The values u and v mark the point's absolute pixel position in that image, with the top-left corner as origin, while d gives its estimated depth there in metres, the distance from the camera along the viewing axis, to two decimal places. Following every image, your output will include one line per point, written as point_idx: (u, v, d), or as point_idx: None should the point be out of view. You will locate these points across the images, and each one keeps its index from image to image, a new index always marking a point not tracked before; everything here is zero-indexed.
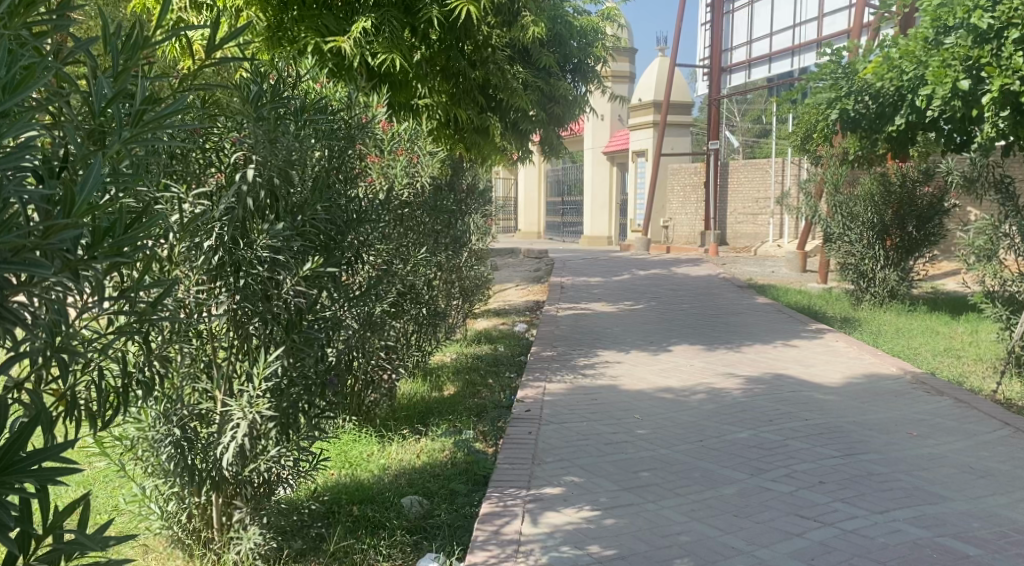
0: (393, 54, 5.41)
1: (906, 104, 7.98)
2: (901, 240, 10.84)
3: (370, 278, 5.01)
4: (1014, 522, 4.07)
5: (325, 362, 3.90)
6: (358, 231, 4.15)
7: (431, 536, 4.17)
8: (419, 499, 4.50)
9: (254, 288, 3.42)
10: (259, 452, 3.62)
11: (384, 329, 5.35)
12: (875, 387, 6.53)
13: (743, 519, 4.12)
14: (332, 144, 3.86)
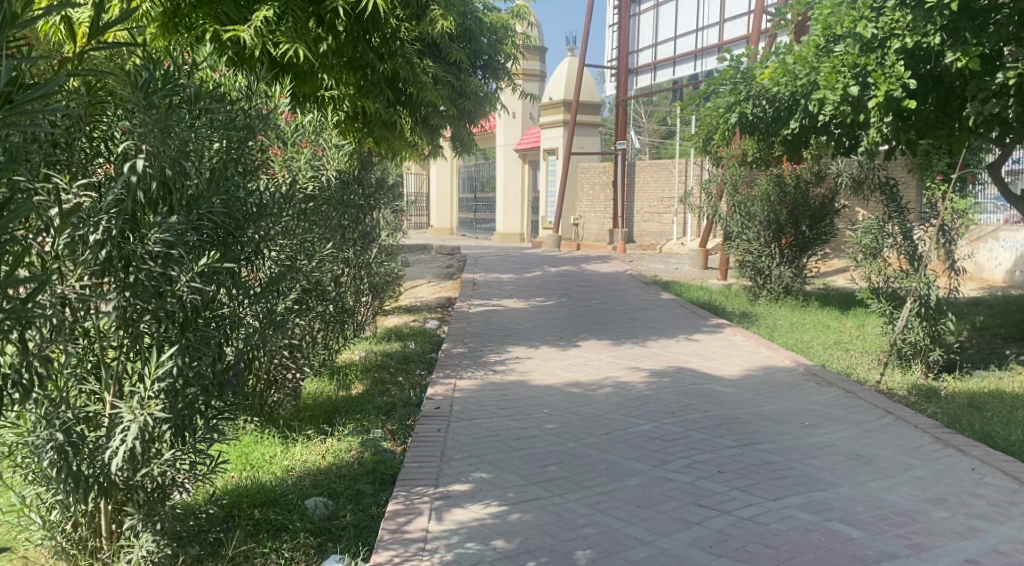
0: (296, 45, 5.27)
1: (800, 109, 8.30)
2: (795, 239, 11.30)
3: (272, 273, 4.96)
4: (894, 505, 4.28)
5: (223, 361, 3.73)
6: (258, 226, 3.95)
7: (336, 538, 4.08)
8: (324, 501, 4.40)
9: (145, 285, 3.28)
10: (152, 456, 3.46)
11: (289, 326, 5.22)
12: (770, 379, 6.77)
13: (645, 509, 4.20)
14: (232, 135, 3.71)
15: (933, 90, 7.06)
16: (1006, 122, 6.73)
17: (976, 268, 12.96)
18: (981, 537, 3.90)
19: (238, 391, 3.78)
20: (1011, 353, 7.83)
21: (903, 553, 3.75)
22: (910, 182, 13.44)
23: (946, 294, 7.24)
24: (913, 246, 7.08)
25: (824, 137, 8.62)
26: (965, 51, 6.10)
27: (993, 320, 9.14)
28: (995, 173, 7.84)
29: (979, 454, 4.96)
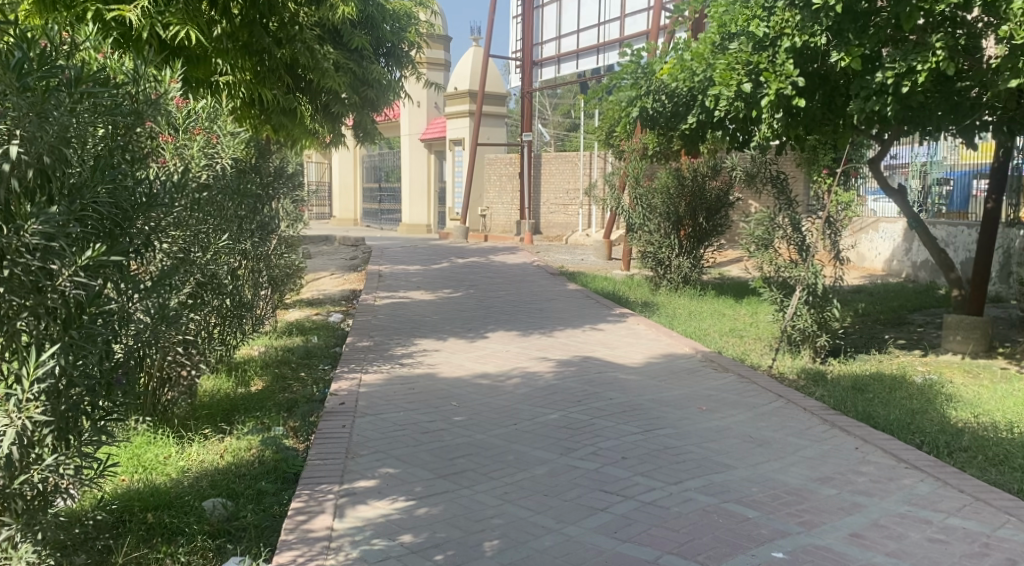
0: (187, 27, 4.95)
1: (697, 105, 8.56)
2: (693, 230, 11.63)
3: (163, 266, 4.84)
4: (786, 484, 4.52)
5: (112, 359, 3.64)
6: (148, 217, 3.78)
7: (235, 539, 4.02)
8: (222, 502, 4.32)
9: (21, 280, 3.10)
10: (31, 462, 3.29)
11: (182, 321, 5.10)
12: (670, 367, 7.01)
13: (552, 498, 4.30)
14: (117, 122, 3.58)
15: (820, 88, 7.34)
16: (885, 118, 7.14)
17: (858, 258, 13.74)
18: (863, 512, 4.17)
19: (128, 391, 3.69)
20: (890, 338, 8.35)
21: (794, 530, 3.96)
22: (799, 176, 14.10)
23: (832, 282, 7.63)
24: (801, 238, 7.41)
25: (720, 131, 8.91)
26: (848, 52, 6.44)
27: (874, 307, 9.71)
28: (875, 168, 8.31)
29: (861, 433, 5.28)
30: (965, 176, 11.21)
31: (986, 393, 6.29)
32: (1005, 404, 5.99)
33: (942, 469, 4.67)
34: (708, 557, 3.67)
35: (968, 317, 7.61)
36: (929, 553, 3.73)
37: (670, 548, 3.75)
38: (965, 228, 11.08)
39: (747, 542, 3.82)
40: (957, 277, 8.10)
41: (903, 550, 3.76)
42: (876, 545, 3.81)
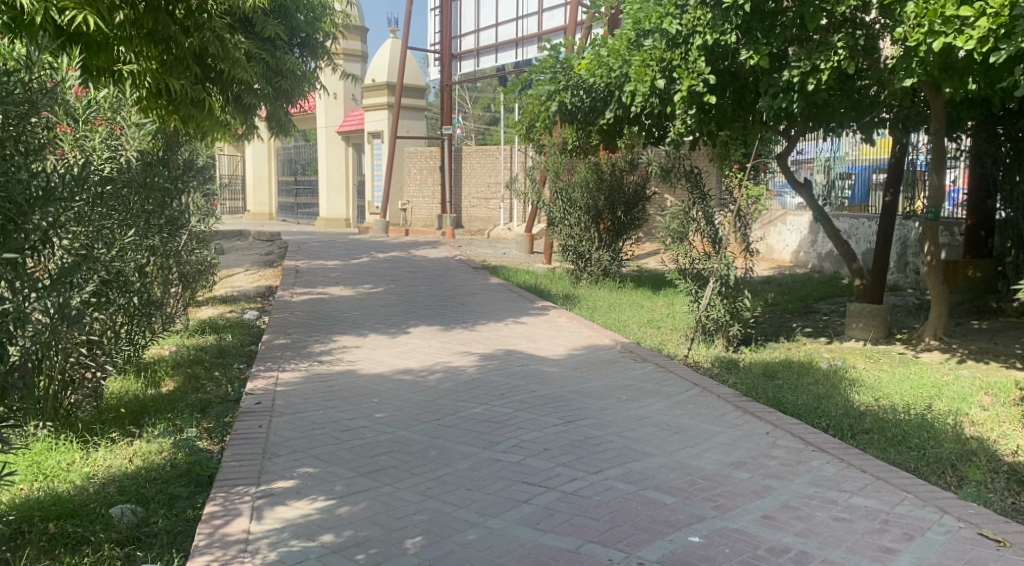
0: (84, 12, 4.57)
1: (614, 101, 8.67)
2: (612, 224, 11.78)
3: (61, 263, 4.67)
4: (702, 470, 4.65)
5: (6, 362, 3.47)
6: (44, 212, 3.65)
7: (145, 546, 3.90)
8: (131, 508, 4.18)
9: None
10: None
11: (82, 321, 4.90)
12: (590, 358, 7.10)
13: (475, 491, 4.32)
14: (7, 113, 3.44)
15: (730, 85, 7.48)
16: (791, 115, 7.40)
17: (767, 250, 14.20)
18: (774, 494, 4.33)
19: (24, 397, 3.54)
20: (797, 326, 8.67)
21: (710, 515, 4.08)
22: (712, 170, 14.55)
23: (743, 273, 7.86)
24: (714, 231, 7.59)
25: (636, 127, 9.05)
26: (756, 50, 6.64)
27: (783, 296, 10.05)
28: (783, 163, 8.59)
29: (772, 418, 5.47)
30: (866, 170, 11.71)
31: (886, 377, 6.60)
32: (903, 387, 6.30)
33: (846, 451, 4.89)
34: (628, 544, 3.75)
35: (869, 305, 7.96)
36: (835, 531, 3.90)
37: (590, 536, 3.82)
38: (867, 220, 11.58)
39: (665, 527, 3.92)
40: (858, 268, 8.46)
41: (810, 530, 3.92)
42: (786, 526, 3.96)
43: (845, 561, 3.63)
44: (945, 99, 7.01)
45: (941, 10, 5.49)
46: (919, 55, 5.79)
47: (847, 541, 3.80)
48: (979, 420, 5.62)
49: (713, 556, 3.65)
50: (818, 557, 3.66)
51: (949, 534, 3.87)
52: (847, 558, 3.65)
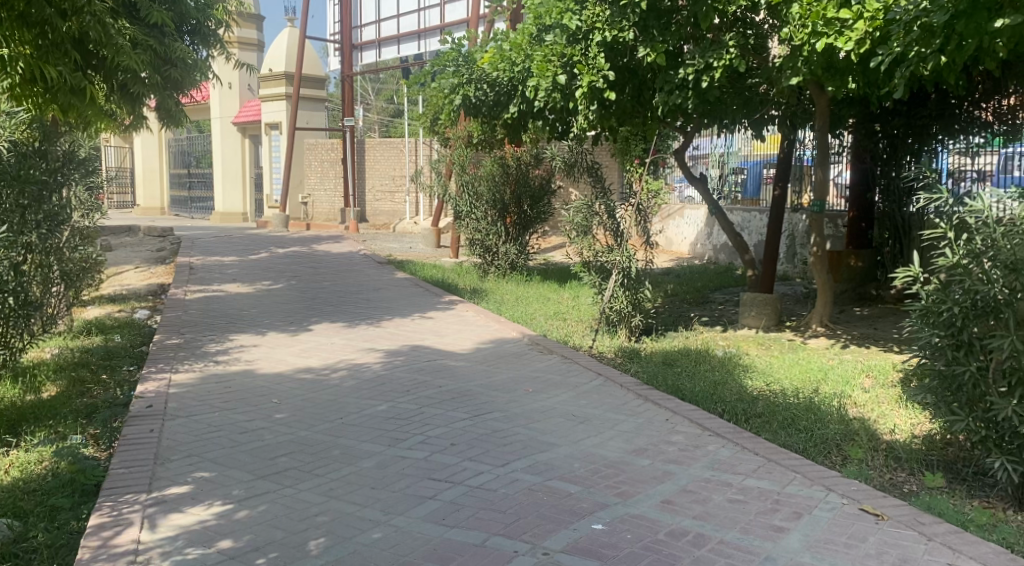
0: None
1: (518, 95, 8.72)
2: (518, 218, 11.85)
3: None
4: (605, 458, 4.76)
5: None
6: None
7: (23, 562, 3.71)
8: (7, 523, 3.97)
9: None
10: None
11: None
12: (496, 351, 7.14)
13: (379, 490, 4.29)
14: None
15: (629, 82, 7.64)
16: (687, 112, 7.61)
17: (666, 243, 14.59)
18: (674, 479, 4.46)
19: None
20: (695, 316, 8.93)
21: (612, 502, 4.17)
22: (613, 165, 14.91)
23: (643, 265, 8.04)
24: (616, 224, 7.72)
25: (540, 122, 9.13)
26: (653, 47, 6.80)
27: (682, 287, 10.34)
28: (680, 158, 8.82)
29: (671, 406, 5.63)
30: (756, 166, 12.13)
31: (777, 362, 6.89)
32: (792, 372, 6.60)
33: (740, 434, 5.09)
34: (533, 535, 3.80)
35: (761, 294, 8.28)
36: (730, 513, 4.05)
37: (496, 529, 3.85)
38: (759, 213, 12.05)
39: (569, 517, 3.99)
40: (751, 259, 8.79)
41: (707, 512, 4.06)
42: (684, 510, 4.09)
43: (739, 541, 3.78)
44: (827, 97, 7.35)
45: (822, 12, 5.77)
46: (804, 55, 6.06)
47: (741, 522, 3.96)
48: (860, 401, 5.95)
49: (615, 542, 3.74)
50: (714, 538, 3.80)
51: (834, 511, 4.08)
52: (741, 538, 3.80)
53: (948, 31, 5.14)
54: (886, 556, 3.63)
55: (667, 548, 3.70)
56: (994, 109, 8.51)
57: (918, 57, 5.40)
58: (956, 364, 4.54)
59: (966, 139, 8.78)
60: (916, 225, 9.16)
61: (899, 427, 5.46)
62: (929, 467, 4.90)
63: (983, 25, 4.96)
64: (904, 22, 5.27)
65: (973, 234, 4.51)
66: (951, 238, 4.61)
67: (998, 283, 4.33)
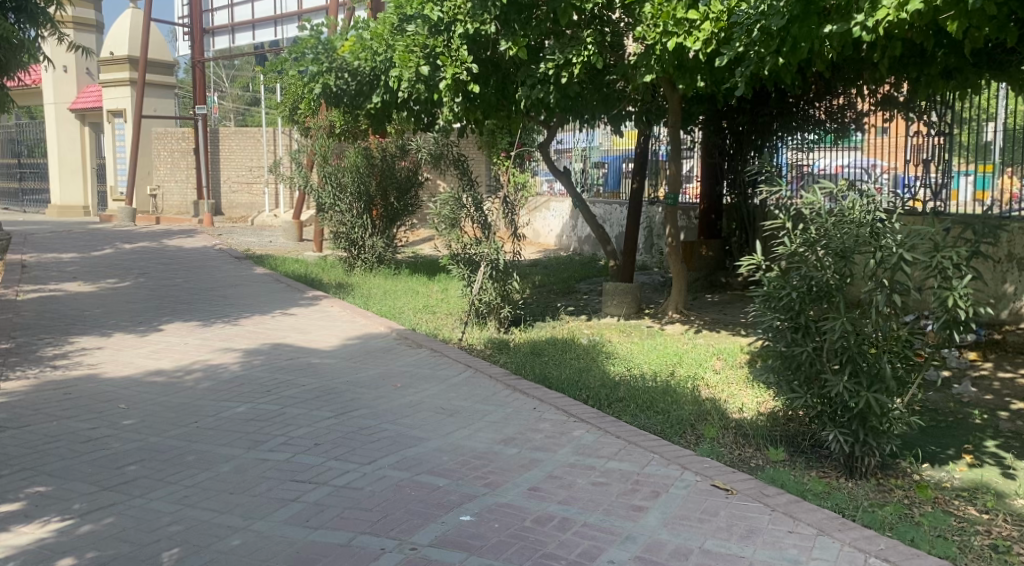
0: None
1: (381, 85, 8.55)
2: (384, 210, 11.67)
3: None
4: (473, 450, 4.78)
5: None
6: None
7: None
8: None
9: None
10: None
11: None
12: (363, 347, 7.03)
13: (238, 495, 4.14)
14: None
15: (493, 75, 7.60)
16: (549, 106, 7.71)
17: (535, 234, 14.83)
18: (540, 466, 4.54)
19: None
20: (561, 306, 9.09)
21: (480, 492, 4.20)
22: (480, 158, 15.06)
23: (511, 257, 8.11)
24: (483, 217, 7.73)
25: (404, 112, 9.02)
26: (514, 41, 6.86)
27: (549, 278, 10.50)
28: (545, 151, 8.96)
29: (538, 394, 5.72)
30: (616, 160, 12.51)
31: (638, 348, 7.13)
32: (652, 356, 6.86)
33: (603, 419, 5.23)
34: (401, 530, 3.77)
35: (622, 283, 8.53)
36: (593, 495, 4.17)
37: (363, 527, 3.80)
38: (620, 205, 12.40)
39: (436, 510, 3.98)
40: (613, 249, 9.04)
41: (572, 497, 4.16)
42: (550, 496, 4.17)
43: (602, 523, 3.89)
44: (679, 94, 7.66)
45: (672, 13, 6.04)
46: (657, 53, 6.31)
47: (604, 504, 4.07)
48: (712, 382, 6.25)
49: (482, 532, 3.77)
50: (578, 521, 3.89)
51: (688, 488, 4.27)
52: (603, 520, 3.91)
53: (784, 34, 5.44)
54: (735, 528, 3.83)
55: (534, 534, 3.76)
56: (827, 108, 8.94)
57: (758, 57, 5.74)
58: (795, 346, 4.85)
59: (801, 135, 9.25)
60: (760, 216, 9.75)
61: (746, 406, 5.79)
62: (772, 442, 5.24)
63: (814, 29, 5.24)
64: (745, 24, 5.62)
65: (809, 224, 4.82)
66: (788, 227, 4.91)
67: (830, 269, 4.68)
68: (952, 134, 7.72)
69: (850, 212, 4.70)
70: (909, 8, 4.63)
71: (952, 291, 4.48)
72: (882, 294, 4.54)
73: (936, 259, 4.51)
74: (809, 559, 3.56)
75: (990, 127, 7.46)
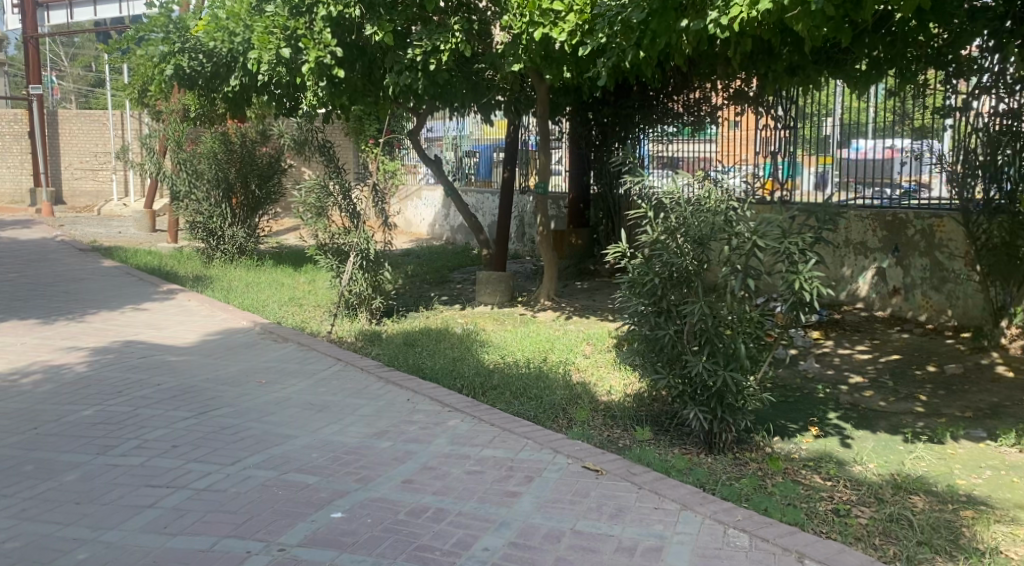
0: None
1: (239, 67, 8.15)
2: (245, 199, 11.19)
3: None
4: (344, 445, 4.66)
5: None
6: None
7: None
8: None
9: None
10: None
11: None
12: (225, 343, 6.72)
13: (86, 504, 3.87)
14: None
15: (359, 59, 7.35)
16: (417, 93, 7.57)
17: (406, 223, 14.74)
18: (414, 458, 4.49)
19: None
20: (435, 296, 9.03)
21: (351, 488, 4.10)
22: (346, 145, 14.75)
23: (381, 246, 7.94)
24: (352, 206, 7.54)
25: (265, 96, 8.65)
26: (380, 26, 6.68)
27: (421, 268, 10.41)
28: (414, 139, 8.87)
29: (411, 386, 5.65)
30: (487, 149, 12.52)
31: (511, 336, 7.19)
32: (525, 344, 6.91)
33: (477, 407, 5.23)
34: (268, 532, 3.63)
35: (495, 272, 8.59)
36: (467, 484, 4.16)
37: (226, 531, 3.63)
38: (491, 195, 12.44)
39: (305, 508, 3.86)
40: (485, 239, 9.04)
41: (446, 487, 4.13)
42: (424, 487, 4.13)
43: (477, 511, 3.89)
44: (547, 85, 7.75)
45: (538, 3, 6.15)
46: (523, 43, 6.42)
47: (478, 492, 4.07)
48: (582, 366, 6.39)
49: (354, 529, 3.68)
50: (453, 511, 3.88)
51: (560, 471, 4.34)
52: (478, 508, 3.91)
53: (644, 27, 5.57)
54: (605, 507, 3.93)
55: (407, 527, 3.71)
56: (684, 102, 9.31)
57: (619, 49, 5.88)
58: (659, 329, 5.02)
59: (661, 128, 9.56)
60: (625, 206, 10.03)
61: (614, 388, 5.95)
62: (638, 422, 5.41)
63: (671, 23, 5.40)
64: (608, 17, 5.73)
65: (668, 213, 5.02)
66: (650, 216, 5.09)
67: (689, 256, 4.89)
68: (796, 128, 8.22)
69: (706, 202, 4.95)
70: (758, 7, 4.79)
71: (799, 275, 4.70)
72: (737, 278, 4.73)
73: (785, 244, 4.71)
74: (674, 533, 3.69)
75: (829, 122, 7.99)
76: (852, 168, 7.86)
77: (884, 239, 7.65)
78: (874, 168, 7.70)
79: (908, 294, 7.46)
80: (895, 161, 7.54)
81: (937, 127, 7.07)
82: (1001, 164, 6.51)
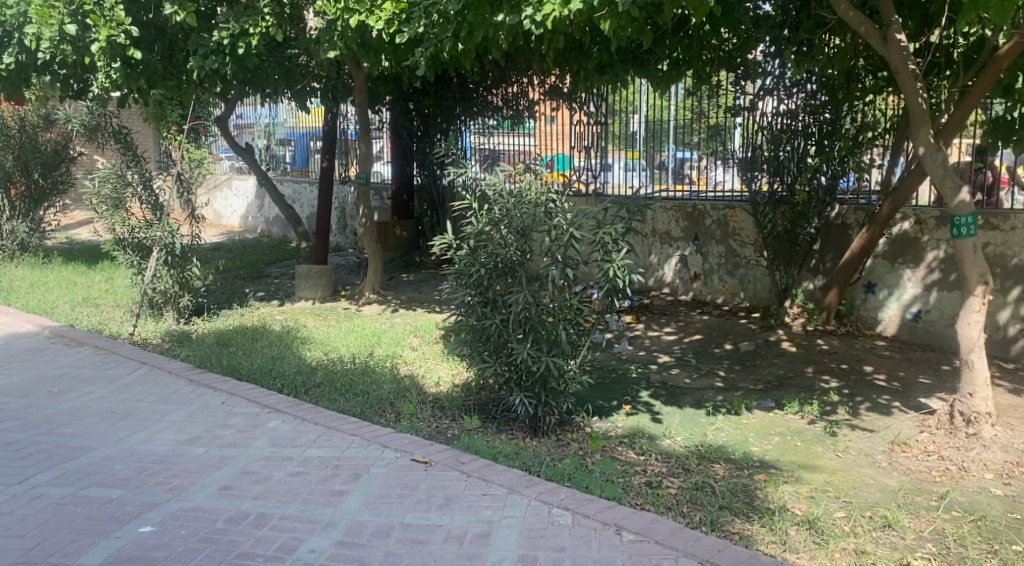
0: None
1: (15, 43, 7.32)
2: (26, 189, 10.09)
3: None
4: (152, 454, 4.34)
5: None
6: None
7: None
8: None
9: None
10: None
11: None
12: (7, 350, 6.04)
13: None
14: None
15: (158, 39, 6.98)
16: (223, 77, 7.13)
17: (217, 215, 14.01)
18: (232, 463, 4.26)
19: None
20: (250, 291, 8.62)
21: (162, 499, 3.83)
22: (144, 130, 13.71)
23: (189, 239, 7.47)
24: (154, 197, 7.02)
25: (48, 76, 7.84)
26: (181, 6, 6.23)
27: (233, 263, 9.91)
28: (222, 125, 8.39)
29: (227, 387, 5.34)
30: (302, 138, 12.09)
31: (333, 331, 6.99)
32: (348, 339, 6.77)
33: (299, 407, 5.04)
34: (64, 555, 3.33)
35: (315, 265, 8.33)
36: (291, 486, 4.01)
37: (13, 559, 3.29)
38: (307, 185, 12.00)
39: (108, 525, 3.56)
40: (305, 231, 8.75)
41: (267, 491, 3.96)
42: (243, 493, 3.93)
43: (301, 513, 3.76)
44: (365, 73, 7.60)
45: None
46: (339, 30, 6.27)
47: (302, 494, 3.94)
48: (409, 359, 6.34)
49: (166, 542, 3.45)
50: (276, 515, 3.73)
51: (389, 465, 4.29)
52: (302, 510, 3.78)
53: (460, 19, 5.57)
54: (434, 499, 3.93)
55: (226, 535, 3.52)
56: (503, 95, 9.52)
57: (437, 39, 5.84)
58: (485, 320, 5.08)
59: (483, 120, 9.74)
60: (449, 197, 10.13)
61: (442, 379, 5.96)
62: (466, 412, 5.45)
63: (487, 17, 5.44)
64: (425, 7, 5.77)
65: (492, 205, 5.12)
66: (475, 208, 5.16)
67: (513, 247, 4.99)
68: (606, 124, 8.67)
69: (526, 194, 5.08)
70: (570, 6, 4.92)
71: (612, 263, 4.89)
72: (556, 268, 4.88)
73: (600, 234, 4.92)
74: (502, 517, 3.77)
75: (635, 119, 8.45)
76: (657, 162, 8.38)
77: (685, 228, 8.23)
78: (678, 165, 8.25)
79: (707, 278, 8.09)
80: (690, 157, 8.16)
81: (728, 126, 7.61)
82: (783, 160, 7.18)
